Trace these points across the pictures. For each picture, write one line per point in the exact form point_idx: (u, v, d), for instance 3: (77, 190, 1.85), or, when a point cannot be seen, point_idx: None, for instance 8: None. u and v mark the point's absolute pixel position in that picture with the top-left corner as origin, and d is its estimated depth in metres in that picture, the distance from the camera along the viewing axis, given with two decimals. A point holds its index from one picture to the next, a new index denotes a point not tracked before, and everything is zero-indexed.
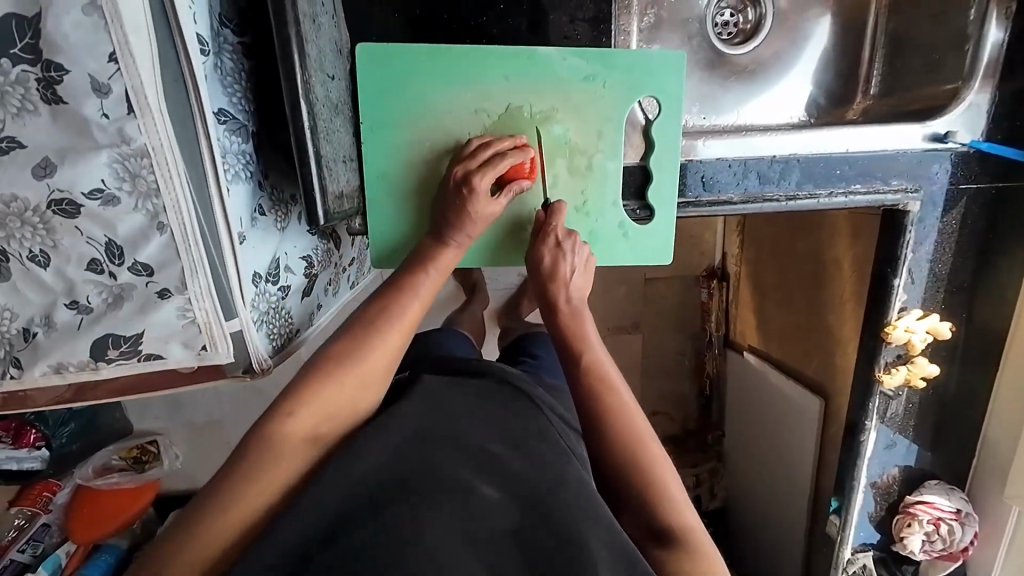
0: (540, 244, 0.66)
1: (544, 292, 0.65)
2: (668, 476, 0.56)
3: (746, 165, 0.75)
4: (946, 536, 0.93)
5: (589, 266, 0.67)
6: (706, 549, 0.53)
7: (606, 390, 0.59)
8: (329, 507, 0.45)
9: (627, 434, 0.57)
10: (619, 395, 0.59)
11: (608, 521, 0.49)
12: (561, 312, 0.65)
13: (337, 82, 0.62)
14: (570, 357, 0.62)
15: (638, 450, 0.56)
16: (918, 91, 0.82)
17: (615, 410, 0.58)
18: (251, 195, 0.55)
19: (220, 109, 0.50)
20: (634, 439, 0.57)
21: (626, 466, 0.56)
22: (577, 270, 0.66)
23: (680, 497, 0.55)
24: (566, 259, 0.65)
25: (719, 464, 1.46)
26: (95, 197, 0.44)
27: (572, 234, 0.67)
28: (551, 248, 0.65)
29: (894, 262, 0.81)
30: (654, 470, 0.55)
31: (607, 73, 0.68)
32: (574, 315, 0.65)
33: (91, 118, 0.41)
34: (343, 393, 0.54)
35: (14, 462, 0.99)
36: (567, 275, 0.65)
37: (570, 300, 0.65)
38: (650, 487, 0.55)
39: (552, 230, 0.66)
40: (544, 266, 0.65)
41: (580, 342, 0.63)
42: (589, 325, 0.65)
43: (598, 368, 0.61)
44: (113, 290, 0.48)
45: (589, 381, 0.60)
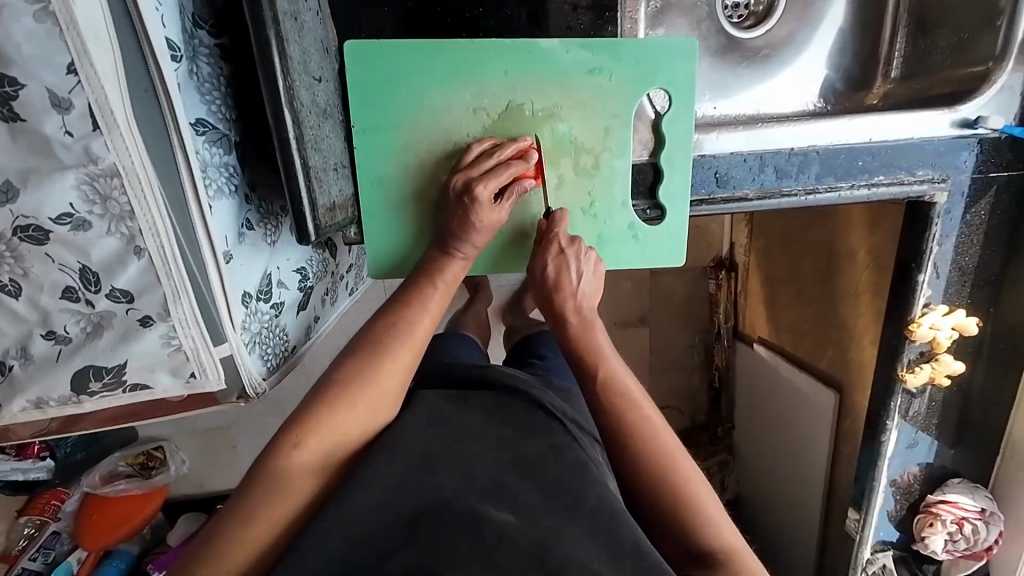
0: (542, 252, 0.63)
1: (548, 304, 0.63)
2: (703, 493, 0.54)
3: (763, 159, 0.71)
4: (970, 536, 0.89)
5: (599, 272, 0.64)
6: (750, 564, 0.51)
7: (629, 407, 0.57)
8: (334, 547, 0.42)
9: (656, 452, 0.54)
10: (642, 411, 0.56)
11: (632, 539, 0.47)
12: (570, 323, 0.62)
13: (324, 84, 0.58)
14: (587, 374, 0.59)
15: (669, 469, 0.54)
16: (943, 74, 0.77)
17: (640, 428, 0.56)
18: (236, 210, 0.51)
19: (197, 119, 0.47)
20: (664, 456, 0.54)
21: (658, 485, 0.54)
22: (585, 277, 0.63)
23: (718, 514, 0.53)
24: (572, 266, 0.62)
25: (729, 457, 1.44)
26: (64, 222, 0.41)
27: (576, 240, 0.64)
28: (555, 256, 0.62)
29: (918, 256, 0.77)
30: (690, 488, 0.53)
31: (614, 66, 0.63)
32: (586, 327, 0.62)
33: (53, 137, 0.38)
34: (356, 418, 0.51)
35: (19, 473, 0.96)
36: (574, 285, 0.62)
37: (580, 310, 0.62)
38: (687, 509, 0.52)
39: (555, 237, 0.62)
40: (548, 277, 0.62)
41: (596, 355, 0.60)
42: (602, 335, 0.62)
43: (618, 383, 0.58)
44: (91, 318, 0.45)
45: (609, 398, 0.57)
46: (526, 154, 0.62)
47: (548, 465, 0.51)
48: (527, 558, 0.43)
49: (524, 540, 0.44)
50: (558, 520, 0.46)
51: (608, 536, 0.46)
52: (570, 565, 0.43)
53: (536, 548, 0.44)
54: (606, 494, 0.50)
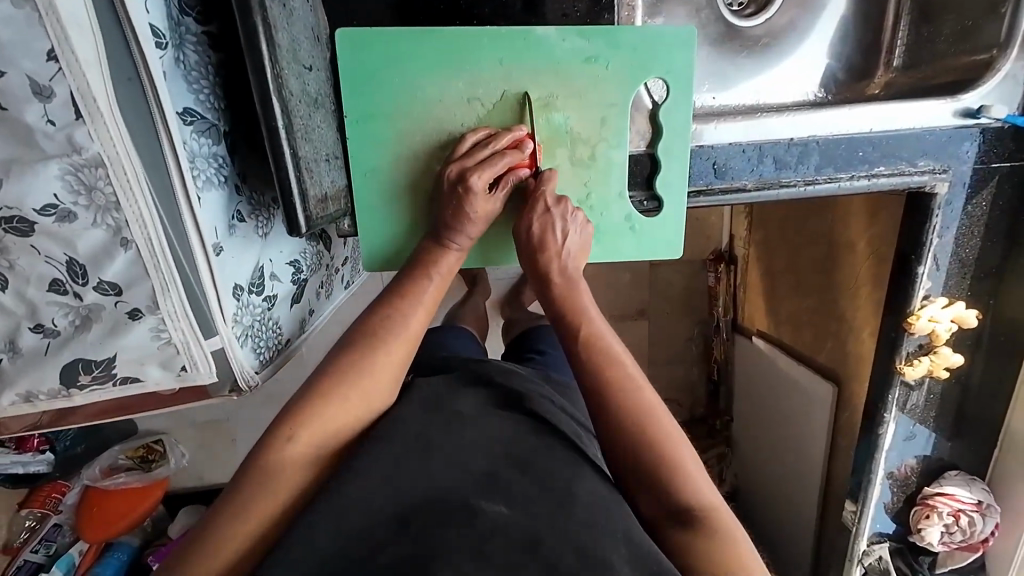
0: (527, 211, 0.61)
1: (533, 264, 0.61)
2: (683, 450, 0.51)
3: (762, 149, 0.70)
4: (966, 527, 0.89)
5: (586, 233, 0.62)
6: (729, 525, 0.48)
7: (609, 362, 0.55)
8: (325, 541, 0.42)
9: (636, 405, 0.52)
10: (623, 366, 0.55)
11: (624, 525, 0.46)
12: (554, 282, 0.60)
13: (315, 73, 0.57)
14: (568, 331, 0.58)
15: (649, 422, 0.51)
16: (946, 62, 0.76)
17: (620, 381, 0.53)
18: (226, 201, 0.51)
19: (185, 108, 0.46)
20: (643, 409, 0.52)
21: (636, 436, 0.51)
22: (572, 236, 0.61)
23: (698, 473, 0.50)
24: (558, 227, 0.61)
25: (728, 449, 1.45)
26: (49, 213, 0.40)
27: (563, 201, 0.62)
28: (540, 215, 0.61)
29: (919, 248, 0.76)
30: (669, 442, 0.51)
31: (611, 54, 0.62)
32: (570, 288, 0.60)
33: (35, 126, 0.37)
34: (350, 411, 0.51)
35: (19, 466, 0.96)
36: (559, 245, 0.60)
37: (564, 270, 0.60)
38: (665, 464, 0.50)
39: (541, 196, 0.61)
40: (533, 236, 0.60)
41: (579, 313, 0.58)
42: (586, 297, 0.60)
43: (600, 341, 0.56)
44: (79, 311, 0.45)
45: (590, 354, 0.55)
46: (522, 144, 0.61)
47: (545, 456, 0.51)
48: (522, 552, 0.42)
49: (520, 532, 0.43)
50: (553, 509, 0.46)
51: (605, 528, 0.45)
52: (567, 555, 0.42)
53: (531, 538, 0.43)
54: (599, 488, 0.50)
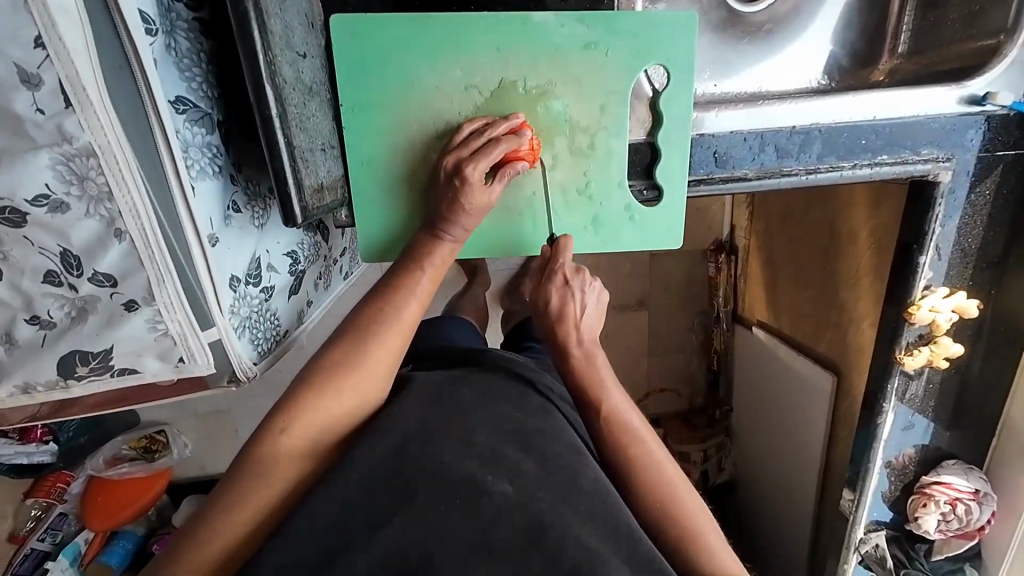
0: (546, 283, 0.61)
1: (550, 333, 0.61)
2: (706, 528, 0.54)
3: (764, 137, 0.69)
4: (963, 516, 0.90)
5: (604, 301, 0.62)
6: None
7: (630, 441, 0.56)
8: (325, 529, 0.42)
9: (659, 489, 0.54)
10: (644, 446, 0.56)
11: (626, 523, 0.47)
12: (573, 356, 0.60)
13: (309, 61, 0.56)
14: (588, 406, 0.59)
15: (672, 504, 0.54)
16: (952, 48, 0.75)
17: (642, 463, 0.55)
18: (222, 191, 0.50)
19: (177, 96, 0.45)
20: (666, 492, 0.54)
21: (661, 519, 0.54)
22: (589, 308, 0.61)
23: (722, 547, 0.53)
24: (577, 297, 0.60)
25: (726, 438, 1.44)
26: (41, 204, 0.40)
27: (581, 269, 0.61)
28: (559, 287, 0.60)
29: (920, 237, 0.76)
30: (693, 522, 0.53)
31: (610, 40, 0.61)
32: (588, 359, 0.60)
33: (24, 114, 0.36)
34: (344, 402, 0.51)
35: (24, 457, 0.98)
36: (578, 315, 0.60)
37: (581, 342, 0.60)
38: (691, 546, 0.52)
39: (558, 268, 0.60)
40: (551, 308, 0.60)
41: (598, 388, 0.58)
42: (603, 367, 0.60)
43: (619, 418, 0.57)
44: (75, 302, 0.45)
45: (611, 434, 0.57)
46: (519, 132, 0.60)
47: (542, 445, 0.51)
48: (523, 538, 0.43)
49: (520, 519, 0.44)
50: (554, 497, 0.46)
51: (606, 520, 0.46)
52: (569, 545, 0.43)
53: (534, 525, 0.44)
54: (601, 478, 0.51)
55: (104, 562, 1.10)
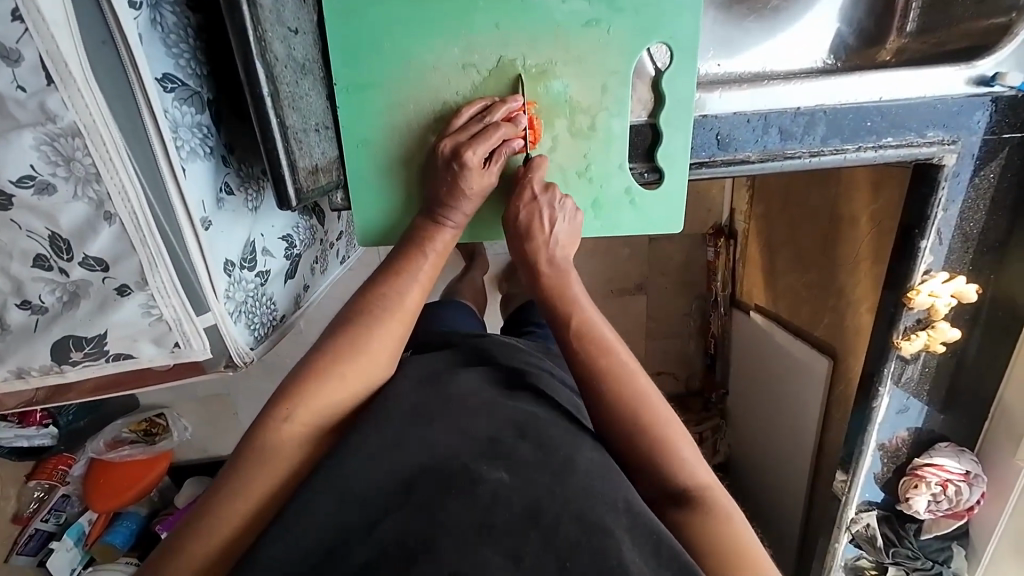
0: (515, 199, 0.59)
1: (521, 252, 0.60)
2: (678, 437, 0.52)
3: (767, 119, 0.67)
4: (953, 496, 0.92)
5: (575, 223, 0.60)
6: (726, 508, 0.50)
7: (602, 350, 0.55)
8: (327, 510, 0.42)
9: (631, 396, 0.53)
10: (618, 357, 0.54)
11: (626, 496, 0.46)
12: (543, 272, 0.59)
13: (301, 37, 0.54)
14: (558, 319, 0.57)
15: (645, 412, 0.52)
16: (960, 28, 0.74)
17: (615, 370, 0.53)
18: (213, 173, 0.49)
19: (164, 74, 0.43)
20: (638, 397, 0.53)
21: (629, 424, 0.52)
22: (559, 224, 0.60)
23: (691, 456, 0.52)
24: (546, 214, 0.59)
25: (722, 421, 1.46)
26: (26, 185, 0.39)
27: (552, 188, 0.60)
28: (527, 203, 0.59)
29: (922, 221, 0.75)
30: (662, 426, 0.52)
31: (612, 16, 0.59)
32: (560, 277, 0.59)
33: (5, 92, 0.35)
34: (346, 387, 0.51)
35: (25, 440, 0.98)
36: (547, 233, 0.59)
37: (552, 259, 0.59)
38: (661, 449, 0.51)
39: (529, 182, 0.59)
40: (521, 225, 0.59)
41: (569, 303, 0.57)
42: (575, 284, 0.59)
43: (591, 328, 0.56)
44: (67, 287, 0.44)
45: (583, 345, 0.55)
46: (516, 118, 0.59)
47: (542, 427, 0.51)
48: (522, 520, 0.43)
49: (520, 503, 0.44)
50: (556, 481, 0.46)
51: (605, 496, 0.45)
52: (568, 524, 0.43)
53: (533, 508, 0.44)
54: (597, 457, 0.50)
55: (108, 542, 1.12)
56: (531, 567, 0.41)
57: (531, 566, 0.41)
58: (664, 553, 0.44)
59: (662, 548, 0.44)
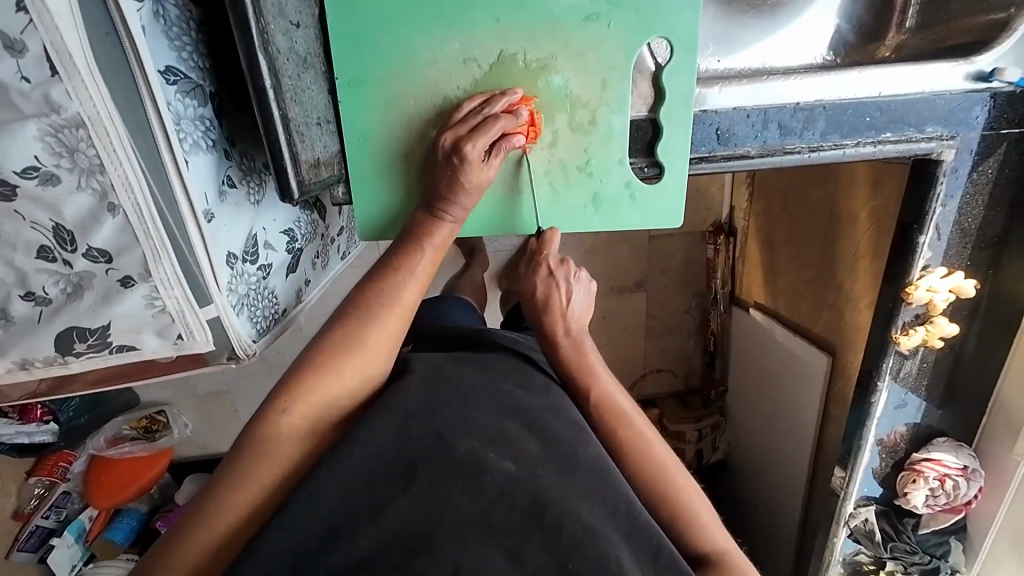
0: (531, 274, 0.61)
1: (537, 320, 0.61)
2: (698, 504, 0.55)
3: (766, 114, 0.67)
4: (950, 491, 0.92)
5: (591, 291, 0.62)
6: (744, 569, 0.53)
7: (620, 424, 0.56)
8: (332, 500, 0.43)
9: (652, 469, 0.55)
10: (637, 428, 0.56)
11: (627, 498, 0.48)
12: (560, 344, 0.60)
13: (303, 31, 0.55)
14: (577, 391, 0.59)
15: (663, 482, 0.54)
16: (958, 25, 0.74)
17: (634, 445, 0.56)
18: (216, 165, 0.49)
19: (167, 66, 0.44)
20: (658, 470, 0.55)
21: (650, 497, 0.54)
22: (575, 296, 0.61)
23: (709, 521, 0.54)
24: (562, 288, 0.60)
25: (721, 418, 1.45)
26: (31, 176, 0.39)
27: (566, 261, 0.62)
28: (544, 278, 0.61)
29: (921, 217, 0.76)
30: (682, 497, 0.54)
31: (612, 11, 0.59)
32: (578, 351, 0.60)
33: (10, 83, 0.36)
34: (343, 381, 0.51)
35: (26, 437, 0.97)
36: (564, 305, 0.60)
37: (569, 331, 0.60)
38: (680, 518, 0.54)
39: (544, 259, 0.61)
40: (537, 299, 0.60)
41: (587, 376, 0.59)
42: (594, 354, 0.60)
43: (611, 402, 0.57)
44: (70, 278, 0.44)
45: (604, 418, 0.57)
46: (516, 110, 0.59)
47: (544, 422, 0.51)
48: (525, 512, 0.43)
49: (523, 495, 0.44)
50: (558, 474, 0.46)
51: (605, 491, 0.47)
52: (570, 519, 0.43)
53: (535, 501, 0.44)
54: (603, 454, 0.51)
55: (109, 538, 1.13)
56: (533, 563, 0.41)
57: (532, 566, 0.42)
58: (661, 560, 0.46)
59: (660, 556, 0.46)
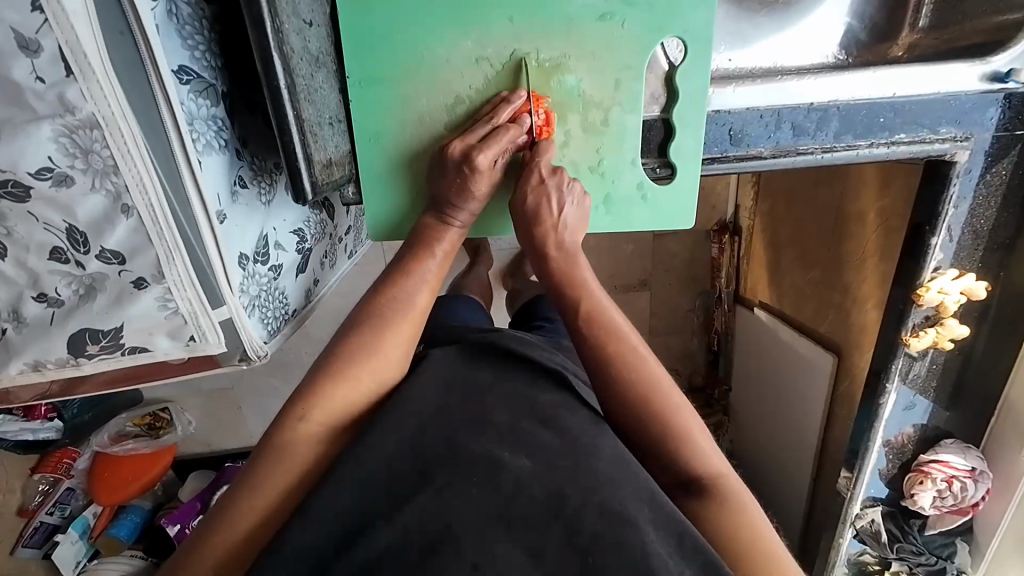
0: (521, 182, 0.59)
1: (529, 238, 0.60)
2: (686, 416, 0.53)
3: (780, 115, 0.67)
4: (958, 493, 0.92)
5: (583, 205, 0.60)
6: (738, 495, 0.50)
7: (613, 337, 0.55)
8: (350, 499, 0.43)
9: (642, 381, 0.53)
10: (626, 338, 0.55)
11: (649, 486, 0.46)
12: (552, 257, 0.60)
13: (315, 29, 0.54)
14: (568, 305, 0.58)
15: (655, 396, 0.53)
16: (973, 25, 0.73)
17: (625, 357, 0.54)
18: (228, 166, 0.49)
19: (180, 66, 0.43)
20: (651, 387, 0.53)
21: (642, 413, 0.52)
22: (568, 209, 0.59)
23: (704, 441, 0.52)
24: (554, 198, 0.59)
25: (725, 417, 1.46)
26: (45, 177, 0.39)
27: (559, 172, 0.60)
28: (534, 187, 0.58)
29: (933, 218, 0.76)
30: (675, 413, 0.52)
31: (627, 10, 0.59)
32: (569, 262, 0.60)
33: (24, 83, 0.35)
34: (358, 387, 0.51)
35: (29, 433, 0.99)
36: (555, 217, 0.59)
37: (560, 244, 0.59)
38: (672, 433, 0.52)
39: (536, 166, 0.58)
40: (527, 210, 0.59)
41: (580, 288, 0.58)
42: (585, 270, 0.60)
43: (601, 315, 0.56)
44: (82, 280, 0.44)
45: (593, 329, 0.55)
46: (519, 118, 0.58)
47: (561, 419, 0.50)
48: (544, 509, 0.43)
49: (541, 490, 0.44)
50: (579, 470, 0.46)
51: (626, 485, 0.45)
52: (591, 514, 0.43)
53: (554, 498, 0.43)
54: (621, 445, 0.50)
55: (113, 535, 1.12)
56: (553, 560, 0.41)
57: (553, 565, 0.41)
58: (688, 546, 0.43)
59: (686, 540, 0.44)
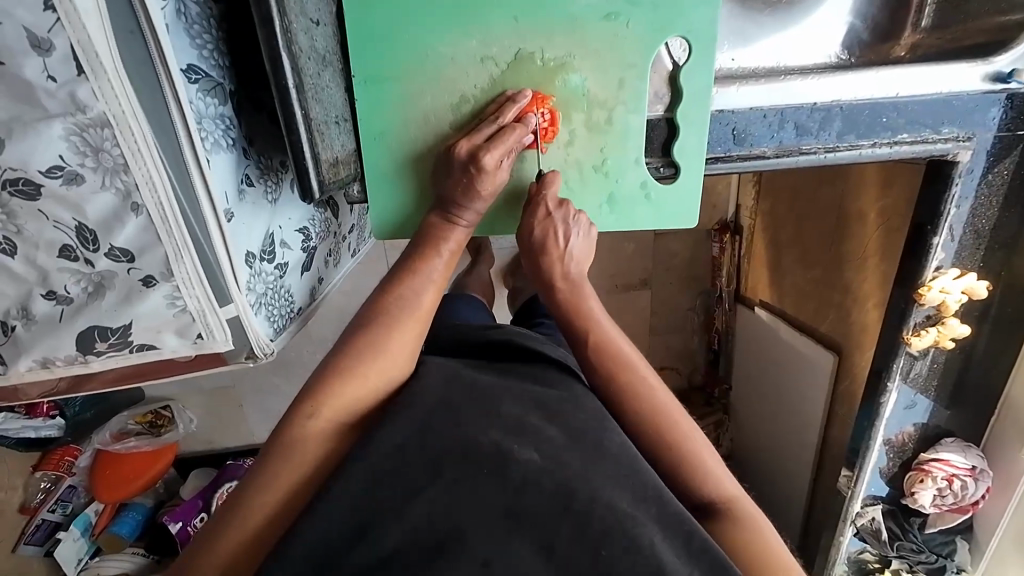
0: (529, 214, 0.59)
1: (534, 266, 0.60)
2: (697, 444, 0.53)
3: (783, 114, 0.67)
4: (958, 491, 0.93)
5: (589, 236, 0.60)
6: (752, 519, 0.51)
7: (620, 367, 0.55)
8: (360, 493, 0.43)
9: (652, 410, 0.54)
10: (634, 365, 0.55)
11: (655, 484, 0.47)
12: (559, 288, 0.59)
13: (322, 28, 0.54)
14: (575, 335, 0.58)
15: (665, 426, 0.53)
16: (975, 25, 0.73)
17: (633, 387, 0.54)
18: (235, 165, 0.49)
19: (188, 65, 0.43)
20: (660, 416, 0.53)
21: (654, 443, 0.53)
22: (574, 240, 0.60)
23: (715, 467, 0.53)
24: (559, 230, 0.59)
25: (725, 416, 1.45)
26: (55, 175, 0.39)
27: (565, 205, 0.60)
28: (541, 220, 0.59)
29: (935, 218, 0.76)
30: (685, 442, 0.53)
31: (631, 9, 0.59)
32: (575, 292, 0.59)
33: (36, 82, 0.36)
34: (366, 385, 0.51)
35: (31, 431, 0.97)
36: (561, 248, 0.59)
37: (567, 274, 0.59)
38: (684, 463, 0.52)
39: (542, 200, 0.59)
40: (534, 242, 0.59)
41: (587, 317, 0.58)
42: (592, 299, 0.59)
43: (609, 343, 0.57)
44: (91, 277, 0.44)
45: (600, 359, 0.56)
46: (525, 118, 0.58)
47: (568, 415, 0.51)
48: (553, 502, 0.43)
49: (550, 484, 0.44)
50: (587, 464, 0.46)
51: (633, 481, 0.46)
52: (600, 508, 0.43)
53: (562, 491, 0.44)
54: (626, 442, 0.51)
55: (115, 532, 1.13)
56: (563, 553, 0.41)
57: (562, 559, 0.41)
58: (695, 547, 0.44)
59: (693, 541, 0.44)
